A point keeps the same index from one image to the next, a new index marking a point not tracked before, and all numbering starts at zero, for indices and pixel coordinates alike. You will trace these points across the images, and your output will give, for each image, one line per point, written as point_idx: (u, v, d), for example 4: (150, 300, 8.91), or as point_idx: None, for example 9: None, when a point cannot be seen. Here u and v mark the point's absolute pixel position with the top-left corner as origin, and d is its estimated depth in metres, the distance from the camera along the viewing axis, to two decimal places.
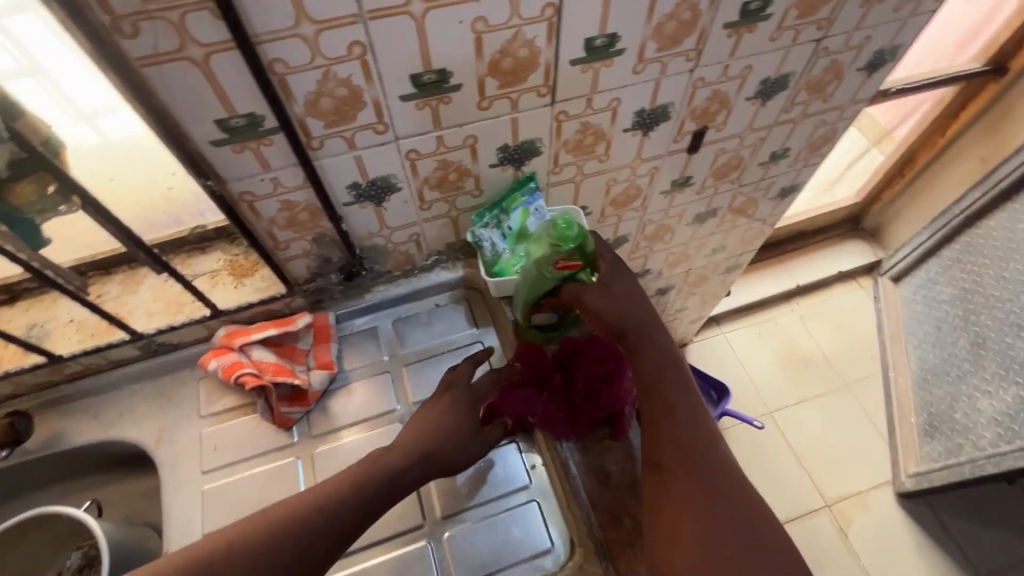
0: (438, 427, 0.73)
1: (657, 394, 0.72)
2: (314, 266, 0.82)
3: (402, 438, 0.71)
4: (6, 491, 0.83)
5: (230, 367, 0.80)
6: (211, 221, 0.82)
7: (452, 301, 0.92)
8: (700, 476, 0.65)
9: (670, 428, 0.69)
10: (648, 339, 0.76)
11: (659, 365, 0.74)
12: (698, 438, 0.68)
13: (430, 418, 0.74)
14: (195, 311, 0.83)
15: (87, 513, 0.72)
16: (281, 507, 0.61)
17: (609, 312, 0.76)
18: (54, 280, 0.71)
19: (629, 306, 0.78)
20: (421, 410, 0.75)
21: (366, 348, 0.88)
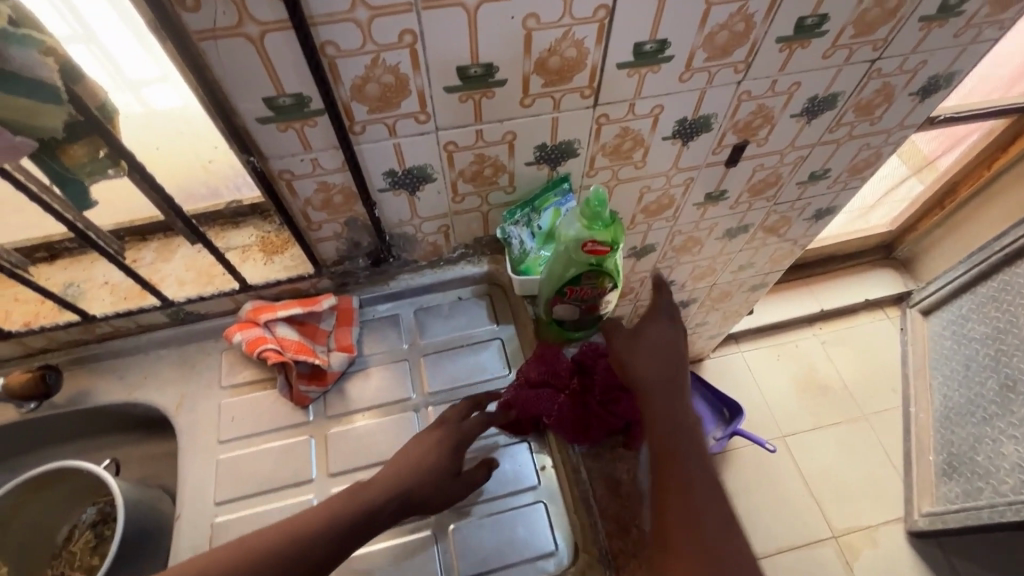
0: (421, 464, 0.71)
1: (670, 439, 0.72)
2: (344, 249, 0.83)
3: (388, 471, 0.71)
4: (30, 441, 0.85)
5: (254, 342, 0.81)
6: (246, 196, 0.85)
7: (475, 295, 0.93)
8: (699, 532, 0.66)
9: (680, 475, 0.69)
10: (673, 384, 0.78)
11: (677, 414, 0.75)
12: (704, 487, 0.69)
13: (418, 450, 0.73)
14: (224, 284, 0.84)
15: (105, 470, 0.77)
16: (259, 536, 0.62)
17: (639, 358, 0.80)
18: (98, 243, 0.71)
19: (659, 355, 0.81)
20: (411, 441, 0.75)
21: (387, 334, 0.88)
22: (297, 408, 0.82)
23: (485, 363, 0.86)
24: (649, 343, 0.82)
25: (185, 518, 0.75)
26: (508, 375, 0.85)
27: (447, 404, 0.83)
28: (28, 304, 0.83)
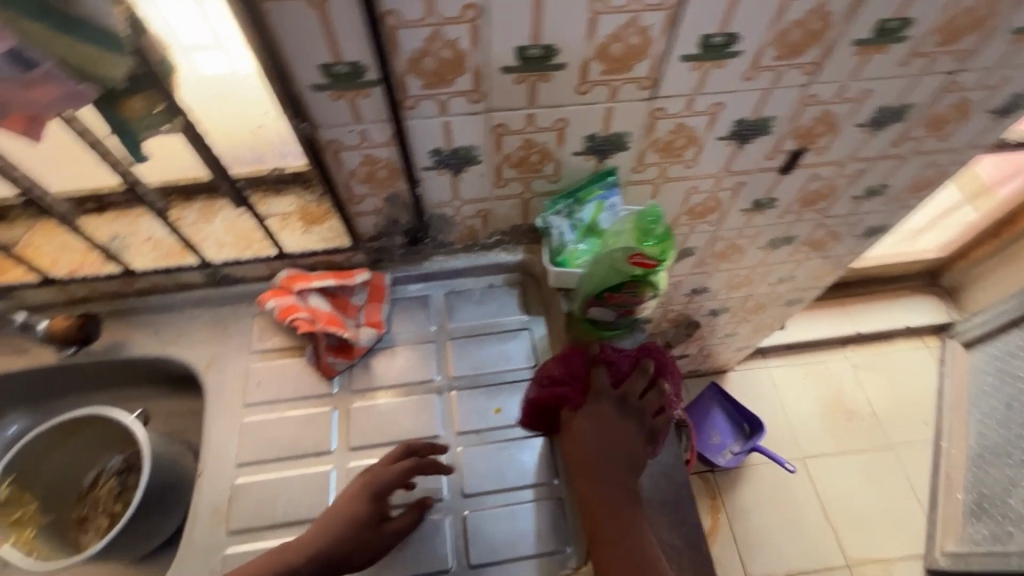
0: (342, 522, 0.68)
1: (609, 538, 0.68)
2: (382, 225, 0.82)
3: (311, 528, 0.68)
4: (65, 385, 0.88)
5: (286, 309, 0.81)
6: (291, 163, 0.84)
7: (507, 284, 0.92)
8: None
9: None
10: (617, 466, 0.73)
11: (619, 498, 0.71)
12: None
13: (341, 504, 0.70)
14: (261, 250, 0.85)
15: (134, 422, 0.79)
16: None
17: (583, 439, 0.74)
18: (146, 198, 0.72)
19: (605, 430, 0.75)
20: (343, 492, 0.72)
21: (416, 315, 0.88)
22: (323, 379, 0.83)
23: (512, 354, 0.85)
24: (599, 416, 0.76)
25: (207, 476, 0.76)
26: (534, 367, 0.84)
27: (470, 390, 0.83)
28: (71, 252, 0.83)
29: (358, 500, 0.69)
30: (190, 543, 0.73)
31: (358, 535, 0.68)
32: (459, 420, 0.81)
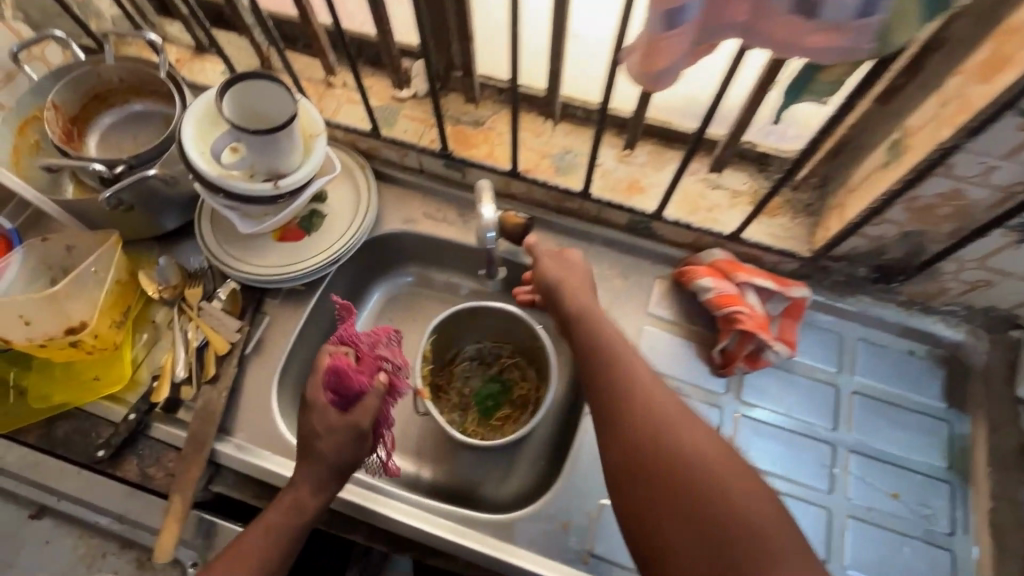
0: (337, 443, 0.64)
1: (638, 455, 0.52)
2: (861, 251, 0.73)
3: (315, 450, 0.64)
4: (456, 263, 0.93)
5: (726, 297, 0.75)
6: (779, 147, 0.78)
7: (931, 359, 0.79)
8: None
9: (651, 524, 0.49)
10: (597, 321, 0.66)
11: (656, 405, 0.55)
12: (771, 540, 0.45)
13: (314, 428, 0.64)
14: (706, 222, 0.80)
15: (540, 330, 0.84)
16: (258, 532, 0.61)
17: (556, 292, 0.72)
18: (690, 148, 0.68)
19: (564, 279, 0.72)
20: (308, 422, 0.65)
21: (824, 351, 0.80)
22: (714, 372, 0.78)
23: (922, 443, 0.75)
24: (538, 251, 0.77)
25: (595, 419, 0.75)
26: (950, 468, 0.73)
27: (871, 460, 0.74)
28: (529, 151, 0.85)
29: (325, 426, 0.64)
30: (568, 482, 0.72)
31: (346, 435, 0.64)
32: (851, 487, 0.72)
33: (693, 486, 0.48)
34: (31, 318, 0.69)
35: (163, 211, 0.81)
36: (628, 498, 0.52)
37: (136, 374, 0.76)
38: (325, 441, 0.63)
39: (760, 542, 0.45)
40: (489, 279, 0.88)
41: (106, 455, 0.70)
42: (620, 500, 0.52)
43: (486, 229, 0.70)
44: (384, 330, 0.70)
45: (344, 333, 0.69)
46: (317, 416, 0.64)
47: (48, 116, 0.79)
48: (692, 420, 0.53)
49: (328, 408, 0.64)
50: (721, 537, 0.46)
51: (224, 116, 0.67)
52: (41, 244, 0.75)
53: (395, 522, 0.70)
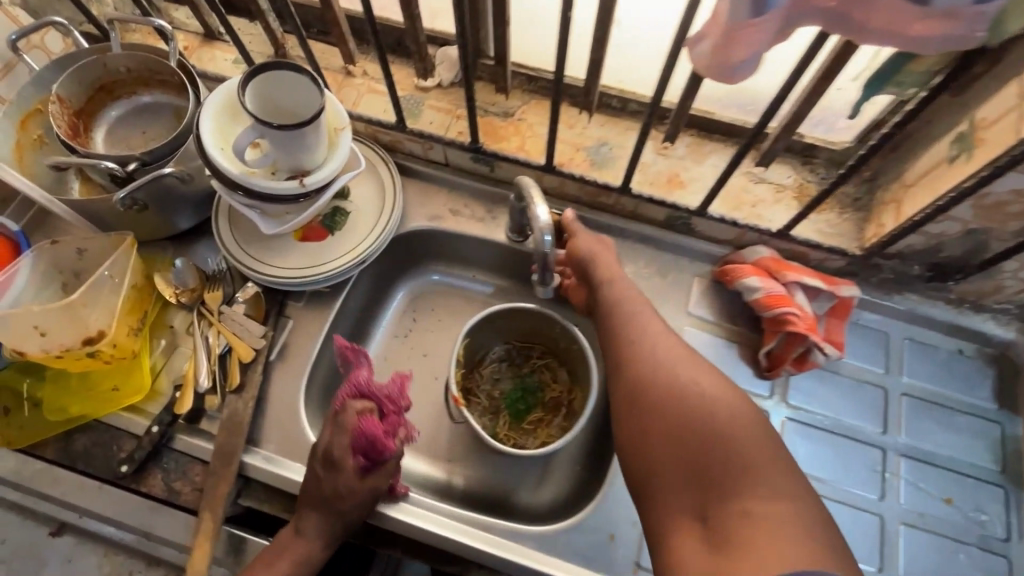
0: (353, 501, 0.64)
1: (643, 390, 0.61)
2: (916, 249, 0.70)
3: (331, 505, 0.63)
4: (483, 261, 0.89)
5: (774, 298, 0.72)
6: (829, 139, 0.74)
7: (981, 358, 0.77)
8: (732, 536, 0.49)
9: (648, 444, 0.59)
10: (617, 283, 0.72)
11: (660, 350, 0.64)
12: (750, 457, 0.53)
13: (332, 488, 0.63)
14: (751, 218, 0.76)
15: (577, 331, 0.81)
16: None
17: (588, 266, 0.74)
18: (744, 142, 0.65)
19: (598, 255, 0.74)
20: (326, 481, 0.63)
21: (871, 351, 0.77)
22: (758, 374, 0.76)
23: (974, 446, 0.73)
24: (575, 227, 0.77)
25: None
26: (1003, 472, 0.71)
27: (921, 464, 0.72)
28: (562, 144, 0.81)
29: (346, 488, 0.63)
30: (611, 491, 0.70)
31: (363, 495, 0.64)
32: (902, 493, 0.70)
33: (687, 414, 0.58)
34: (46, 329, 0.65)
35: (177, 210, 0.77)
36: (631, 425, 0.61)
37: (156, 384, 0.72)
38: (344, 500, 0.63)
39: (739, 456, 0.54)
40: (539, 287, 0.69)
41: (129, 471, 0.67)
42: (622, 427, 0.62)
43: (542, 230, 0.61)
44: (405, 379, 0.69)
45: (363, 388, 0.68)
46: (340, 479, 0.63)
47: (52, 109, 0.73)
48: (693, 365, 0.62)
49: (354, 471, 0.63)
50: (707, 453, 0.55)
51: (247, 109, 0.62)
52: (51, 248, 0.71)
53: (440, 538, 0.68)
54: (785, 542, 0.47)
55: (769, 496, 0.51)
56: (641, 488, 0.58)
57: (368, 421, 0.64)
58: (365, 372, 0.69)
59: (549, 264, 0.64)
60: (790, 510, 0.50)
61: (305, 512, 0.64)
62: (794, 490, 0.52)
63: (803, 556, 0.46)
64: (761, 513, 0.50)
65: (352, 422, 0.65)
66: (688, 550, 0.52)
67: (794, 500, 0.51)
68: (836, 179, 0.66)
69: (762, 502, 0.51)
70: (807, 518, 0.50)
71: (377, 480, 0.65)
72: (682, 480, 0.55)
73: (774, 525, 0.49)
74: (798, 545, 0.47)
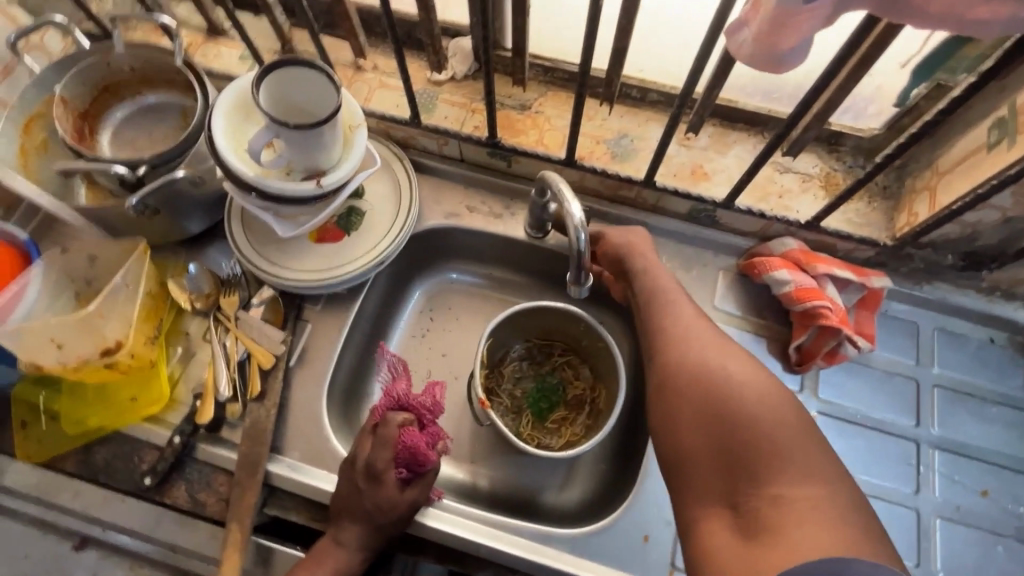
0: (391, 515, 0.65)
1: (671, 377, 0.60)
2: (950, 238, 0.69)
3: (368, 520, 0.64)
4: (500, 257, 0.88)
5: (804, 290, 0.71)
6: (856, 127, 0.72)
7: (1013, 347, 0.76)
8: (764, 524, 0.48)
9: (676, 430, 0.57)
10: (650, 270, 0.70)
11: (691, 337, 0.62)
12: (785, 445, 0.52)
13: (371, 503, 0.64)
14: (777, 209, 0.74)
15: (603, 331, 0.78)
16: None
17: (623, 259, 0.72)
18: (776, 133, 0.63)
19: (637, 250, 0.72)
20: (365, 495, 0.64)
21: (901, 342, 0.76)
22: (788, 369, 0.74)
23: (1008, 436, 0.72)
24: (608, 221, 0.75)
25: None
26: None
27: (956, 457, 0.71)
28: (582, 136, 0.79)
29: (386, 501, 0.64)
30: (643, 490, 0.69)
31: (401, 510, 0.65)
32: (937, 486, 0.69)
33: (718, 401, 0.56)
34: (62, 341, 0.63)
35: (188, 214, 0.75)
36: (659, 412, 0.59)
37: (174, 393, 0.71)
38: (384, 513, 0.64)
39: (773, 445, 0.52)
40: (573, 289, 0.66)
41: (153, 483, 0.66)
42: (650, 413, 0.60)
43: (577, 227, 0.59)
44: (438, 388, 0.71)
45: (403, 400, 0.69)
46: (380, 491, 0.64)
47: (57, 112, 0.71)
48: (725, 352, 0.60)
49: (395, 483, 0.64)
50: (739, 441, 0.53)
51: (261, 108, 0.60)
52: (61, 256, 0.69)
53: (475, 545, 0.67)
54: (818, 529, 0.47)
55: (803, 483, 0.49)
56: (669, 474, 0.57)
57: (411, 434, 0.66)
58: (400, 384, 0.71)
59: (585, 264, 0.62)
60: (825, 499, 0.49)
61: (343, 523, 0.65)
62: (829, 478, 0.51)
63: (838, 543, 0.46)
64: (794, 500, 0.49)
65: (394, 435, 0.66)
66: (718, 536, 0.51)
67: (828, 489, 0.50)
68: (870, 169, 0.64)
69: (796, 490, 0.49)
70: (844, 507, 0.49)
71: (415, 494, 0.66)
72: (714, 468, 0.54)
73: (808, 513, 0.48)
74: (832, 532, 0.47)
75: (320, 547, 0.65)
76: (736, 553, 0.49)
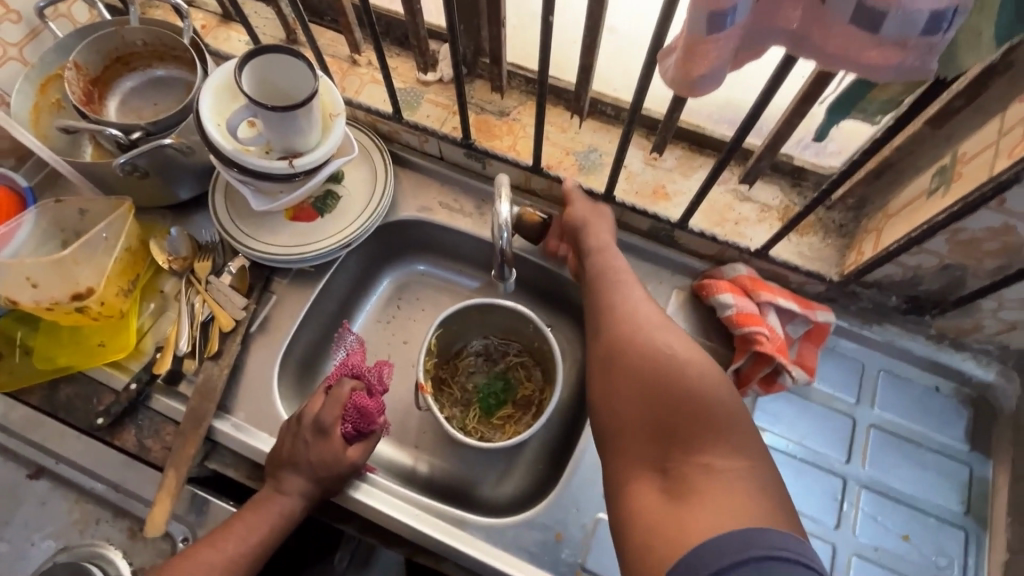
0: (326, 474, 0.68)
1: (618, 353, 0.62)
2: (894, 279, 0.70)
3: (301, 481, 0.67)
4: (470, 255, 0.91)
5: (745, 316, 0.72)
6: (815, 161, 0.74)
7: (957, 398, 0.75)
8: (689, 486, 0.50)
9: (617, 402, 0.59)
10: (606, 255, 0.71)
11: (639, 318, 0.64)
12: (716, 417, 0.54)
13: (309, 460, 0.67)
14: (733, 235, 0.76)
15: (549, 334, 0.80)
16: (219, 544, 0.63)
17: (578, 237, 0.74)
18: (726, 155, 0.66)
19: (590, 224, 0.74)
20: (304, 452, 0.67)
21: (843, 378, 0.76)
22: None
23: (939, 485, 0.72)
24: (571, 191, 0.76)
25: None
26: (966, 514, 0.70)
27: (882, 499, 0.71)
28: (554, 146, 0.82)
29: (324, 459, 0.67)
30: (566, 490, 0.71)
31: (339, 470, 0.68)
32: (859, 524, 0.70)
33: (658, 374, 0.58)
34: (37, 280, 0.69)
35: (178, 181, 0.80)
36: (604, 385, 0.62)
37: (140, 343, 0.76)
38: (321, 468, 0.67)
39: (708, 418, 0.54)
40: (497, 282, 0.70)
41: (105, 423, 0.71)
42: (596, 384, 0.63)
43: (501, 226, 0.62)
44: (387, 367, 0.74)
45: (354, 368, 0.73)
46: (325, 445, 0.68)
47: (68, 76, 0.77)
48: (669, 332, 0.62)
49: (340, 441, 0.68)
50: (675, 411, 0.55)
51: (241, 89, 0.65)
52: (54, 206, 0.75)
53: (397, 522, 0.70)
54: (738, 497, 0.48)
55: (730, 452, 0.51)
56: (608, 442, 0.59)
57: (357, 403, 0.69)
58: (357, 355, 0.75)
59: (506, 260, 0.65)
60: (749, 469, 0.50)
61: (278, 482, 0.67)
62: (753, 449, 0.52)
63: (756, 511, 0.47)
64: (719, 469, 0.50)
65: (345, 396, 0.70)
66: (645, 496, 0.53)
67: (752, 460, 0.52)
68: (814, 201, 0.66)
69: (724, 460, 0.51)
70: (764, 479, 0.50)
71: (351, 459, 0.69)
72: (647, 437, 0.56)
73: (732, 482, 0.49)
74: (750, 499, 0.48)
75: (254, 498, 0.68)
76: (660, 512, 0.50)
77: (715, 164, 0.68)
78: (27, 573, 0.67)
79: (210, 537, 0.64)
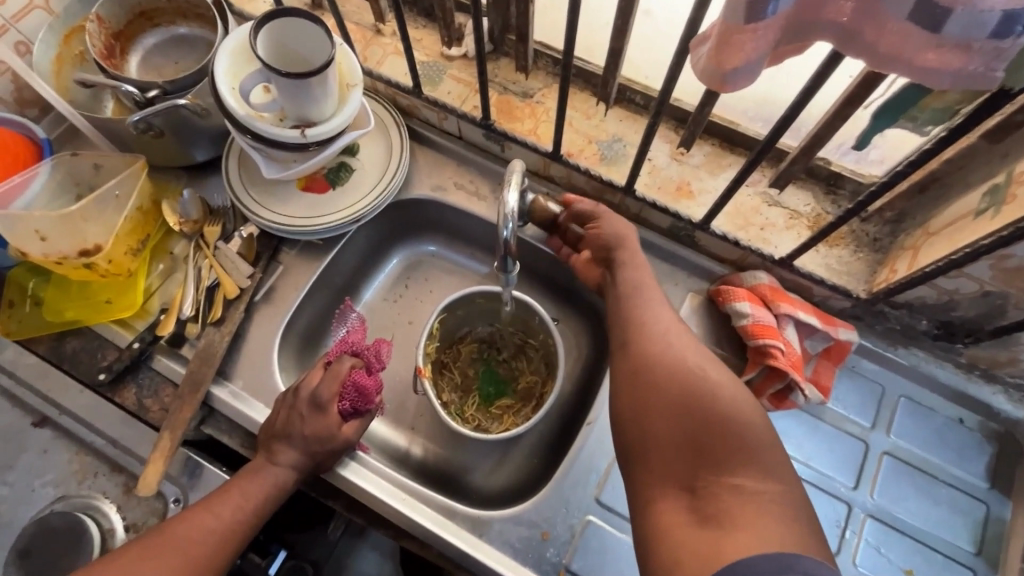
0: (319, 451, 0.67)
1: (642, 365, 0.58)
2: (926, 302, 0.65)
3: (292, 454, 0.67)
4: (481, 239, 0.89)
5: (761, 327, 0.68)
6: (854, 168, 0.69)
7: (981, 432, 0.71)
8: (720, 508, 0.47)
9: (640, 417, 0.56)
10: (635, 263, 0.68)
11: (667, 332, 0.61)
12: (748, 439, 0.51)
13: (303, 434, 0.67)
14: (756, 241, 0.72)
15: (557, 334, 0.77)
16: (207, 511, 0.63)
17: (608, 248, 0.70)
18: (757, 156, 0.61)
19: (618, 235, 0.70)
20: (297, 426, 0.67)
21: (860, 401, 0.72)
22: None
23: (951, 521, 0.68)
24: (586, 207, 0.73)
25: (597, 430, 0.71)
26: (977, 554, 0.67)
27: (888, 529, 0.67)
28: (576, 133, 0.78)
29: (318, 436, 0.67)
30: (559, 489, 0.69)
31: (334, 449, 0.68)
32: (860, 554, 0.67)
33: (687, 391, 0.55)
34: (46, 233, 0.69)
35: (194, 141, 0.79)
36: (626, 400, 0.58)
37: (146, 303, 0.76)
38: (315, 444, 0.67)
39: (743, 441, 0.51)
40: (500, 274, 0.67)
41: (107, 379, 0.72)
42: (617, 397, 0.59)
43: (507, 216, 0.59)
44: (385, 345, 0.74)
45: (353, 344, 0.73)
46: (319, 420, 0.67)
47: (90, 28, 0.76)
48: (696, 348, 0.59)
49: (337, 417, 0.68)
50: (705, 430, 0.52)
51: (255, 53, 0.63)
52: (70, 159, 0.75)
53: (384, 503, 0.69)
54: (770, 520, 0.46)
55: (763, 475, 0.49)
56: (629, 459, 0.56)
57: (354, 380, 0.69)
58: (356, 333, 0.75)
59: (511, 250, 0.62)
60: (782, 494, 0.48)
61: (269, 453, 0.67)
62: (785, 473, 0.50)
63: (786, 535, 0.45)
64: (751, 491, 0.48)
65: (344, 372, 0.69)
66: (670, 515, 0.50)
67: (785, 484, 0.49)
68: (848, 212, 0.62)
69: (755, 482, 0.48)
70: (796, 504, 0.48)
71: (349, 440, 0.69)
72: (674, 453, 0.52)
73: (766, 505, 0.47)
74: (783, 523, 0.46)
75: (245, 467, 0.68)
76: (688, 533, 0.47)
77: (744, 164, 0.64)
78: (26, 517, 0.69)
79: (207, 500, 0.64)
